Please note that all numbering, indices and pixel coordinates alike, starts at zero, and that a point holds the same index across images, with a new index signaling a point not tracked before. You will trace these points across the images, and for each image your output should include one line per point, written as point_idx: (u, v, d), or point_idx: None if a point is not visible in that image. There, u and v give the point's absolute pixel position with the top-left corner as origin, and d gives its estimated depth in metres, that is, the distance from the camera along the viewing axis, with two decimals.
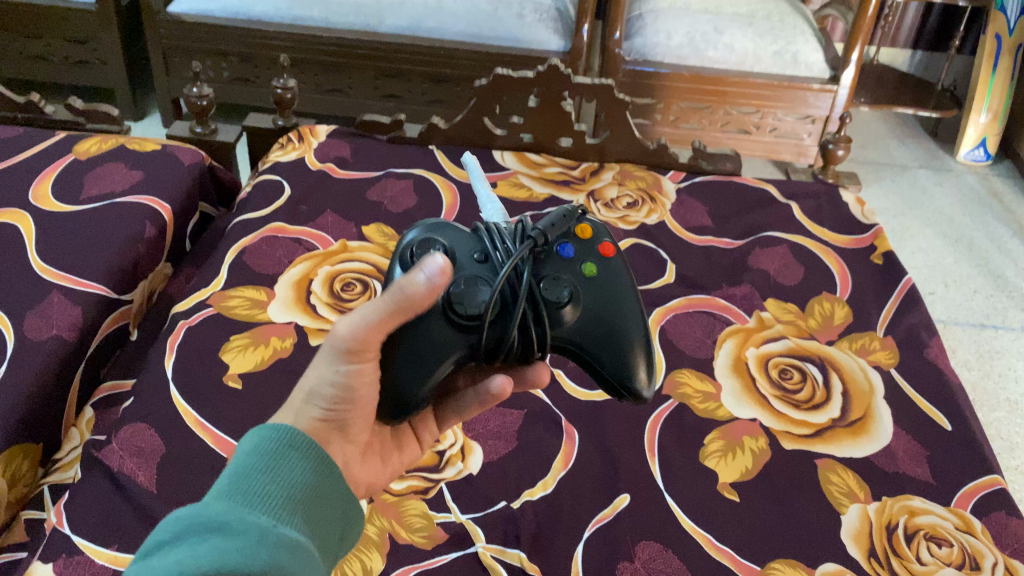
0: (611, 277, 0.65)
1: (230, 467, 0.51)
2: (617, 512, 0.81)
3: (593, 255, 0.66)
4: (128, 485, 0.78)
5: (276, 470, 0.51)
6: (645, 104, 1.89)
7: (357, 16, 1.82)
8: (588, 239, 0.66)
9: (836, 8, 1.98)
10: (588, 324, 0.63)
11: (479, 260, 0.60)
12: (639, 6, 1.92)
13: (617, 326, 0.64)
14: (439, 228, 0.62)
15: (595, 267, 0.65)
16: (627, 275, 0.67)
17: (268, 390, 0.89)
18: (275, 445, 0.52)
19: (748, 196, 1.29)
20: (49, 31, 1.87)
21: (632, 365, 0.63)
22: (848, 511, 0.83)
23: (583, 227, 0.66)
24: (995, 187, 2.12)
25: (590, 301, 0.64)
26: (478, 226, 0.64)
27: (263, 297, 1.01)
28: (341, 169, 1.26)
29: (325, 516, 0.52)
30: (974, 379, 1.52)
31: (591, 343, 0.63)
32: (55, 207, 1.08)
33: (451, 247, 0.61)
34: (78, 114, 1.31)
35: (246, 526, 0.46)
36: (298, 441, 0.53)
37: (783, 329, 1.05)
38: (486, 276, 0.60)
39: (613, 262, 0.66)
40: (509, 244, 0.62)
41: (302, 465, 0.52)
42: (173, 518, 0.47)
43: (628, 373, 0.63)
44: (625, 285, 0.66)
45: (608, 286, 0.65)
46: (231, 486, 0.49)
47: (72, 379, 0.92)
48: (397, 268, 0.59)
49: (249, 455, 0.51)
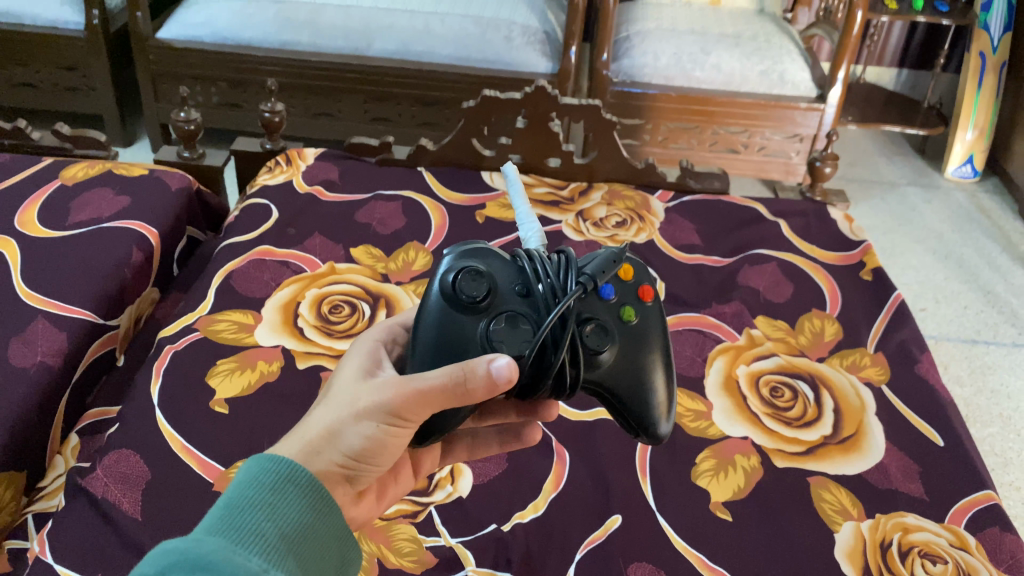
0: (645, 323, 0.62)
1: (225, 497, 0.49)
2: (609, 533, 0.80)
3: (631, 299, 0.62)
4: (112, 513, 0.76)
5: (273, 507, 0.49)
6: (633, 124, 1.90)
7: (346, 40, 1.83)
8: (629, 281, 0.62)
9: (821, 28, 2.00)
10: (618, 367, 0.61)
11: (521, 294, 0.57)
12: (626, 27, 1.93)
13: (645, 372, 0.62)
14: (483, 253, 0.59)
15: (633, 312, 0.61)
16: (660, 319, 0.64)
17: (255, 414, 0.88)
18: (273, 478, 0.51)
19: (737, 215, 1.29)
20: (38, 58, 1.87)
21: (654, 411, 0.62)
22: (841, 529, 0.82)
23: (626, 267, 0.62)
24: (983, 203, 2.13)
25: (622, 345, 0.61)
26: (521, 252, 0.60)
27: (251, 320, 1.00)
28: (330, 192, 1.25)
29: (319, 556, 0.51)
30: (967, 395, 1.52)
31: (619, 386, 0.61)
32: (41, 232, 1.08)
33: (494, 277, 0.57)
34: (65, 140, 1.31)
35: (238, 566, 0.45)
36: (298, 476, 0.52)
37: (773, 346, 1.04)
38: (528, 313, 0.56)
39: (649, 306, 0.63)
40: (554, 279, 0.58)
41: (299, 503, 0.51)
42: (162, 551, 0.45)
43: (650, 419, 0.62)
44: (658, 331, 0.63)
45: (640, 332, 0.62)
46: (225, 519, 0.47)
47: (56, 406, 0.91)
48: (440, 297, 0.57)
49: (247, 486, 0.50)
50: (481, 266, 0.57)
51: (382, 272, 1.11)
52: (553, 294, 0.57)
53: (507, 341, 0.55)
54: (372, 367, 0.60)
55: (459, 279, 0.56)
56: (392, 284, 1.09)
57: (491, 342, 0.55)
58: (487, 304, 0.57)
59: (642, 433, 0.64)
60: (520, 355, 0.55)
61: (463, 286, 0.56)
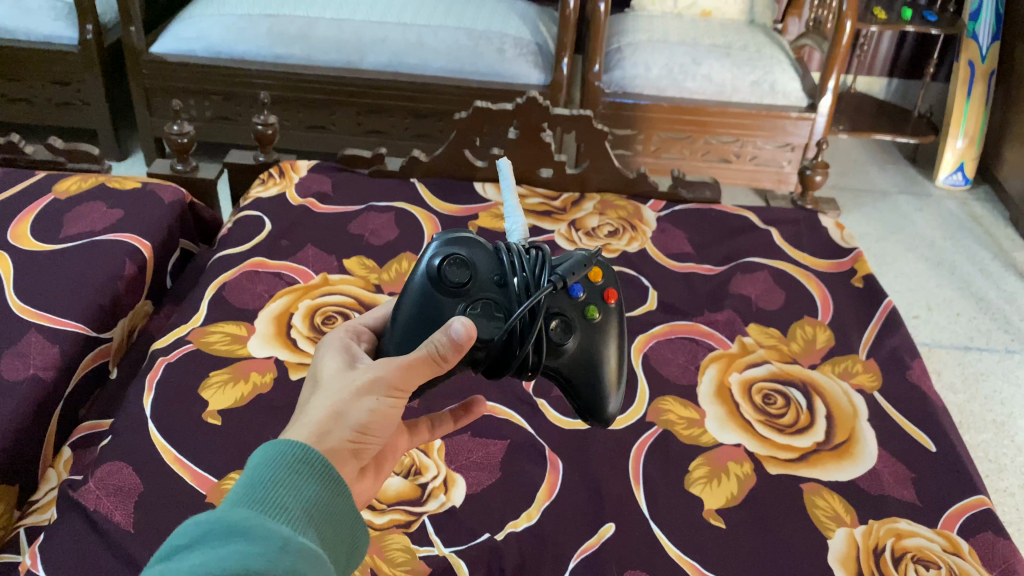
0: (609, 322, 0.65)
1: (245, 476, 0.48)
2: (602, 542, 0.80)
3: (599, 298, 0.64)
4: (105, 525, 0.76)
5: (294, 483, 0.48)
6: (625, 135, 1.91)
7: (340, 53, 1.84)
8: (597, 283, 0.64)
9: (811, 38, 2.02)
10: (578, 359, 0.64)
11: (498, 284, 0.60)
12: (618, 39, 1.94)
13: (602, 366, 0.65)
14: (470, 242, 0.61)
15: (598, 311, 0.64)
16: (621, 318, 0.67)
17: (248, 426, 0.88)
18: (290, 457, 0.49)
19: (728, 223, 1.30)
20: (31, 73, 1.88)
21: (604, 403, 0.66)
22: (834, 535, 0.82)
23: (597, 269, 0.64)
24: (975, 211, 2.14)
25: (585, 339, 0.64)
26: (504, 246, 0.62)
27: (244, 332, 1.00)
28: (323, 204, 1.26)
29: (333, 536, 0.49)
30: (961, 401, 1.53)
31: (575, 375, 0.65)
32: (34, 246, 1.08)
33: (476, 265, 0.60)
34: (58, 154, 1.32)
35: (267, 535, 0.44)
36: (314, 455, 0.50)
37: (765, 353, 1.05)
38: (502, 302, 0.59)
39: (613, 307, 0.65)
40: (528, 275, 0.60)
41: (318, 478, 0.49)
42: (190, 523, 0.44)
43: (599, 408, 0.66)
44: (619, 329, 0.66)
45: (604, 331, 0.65)
46: (248, 494, 0.46)
47: (49, 418, 0.91)
48: (425, 279, 0.61)
49: (266, 464, 0.48)
50: (465, 254, 0.60)
51: (375, 283, 1.11)
52: (527, 289, 0.59)
53: (478, 326, 0.58)
54: (351, 360, 0.59)
55: (444, 265, 0.60)
56: (385, 294, 1.09)
57: None
58: (468, 289, 0.59)
59: (592, 417, 0.68)
60: (490, 340, 0.58)
61: (448, 272, 0.60)
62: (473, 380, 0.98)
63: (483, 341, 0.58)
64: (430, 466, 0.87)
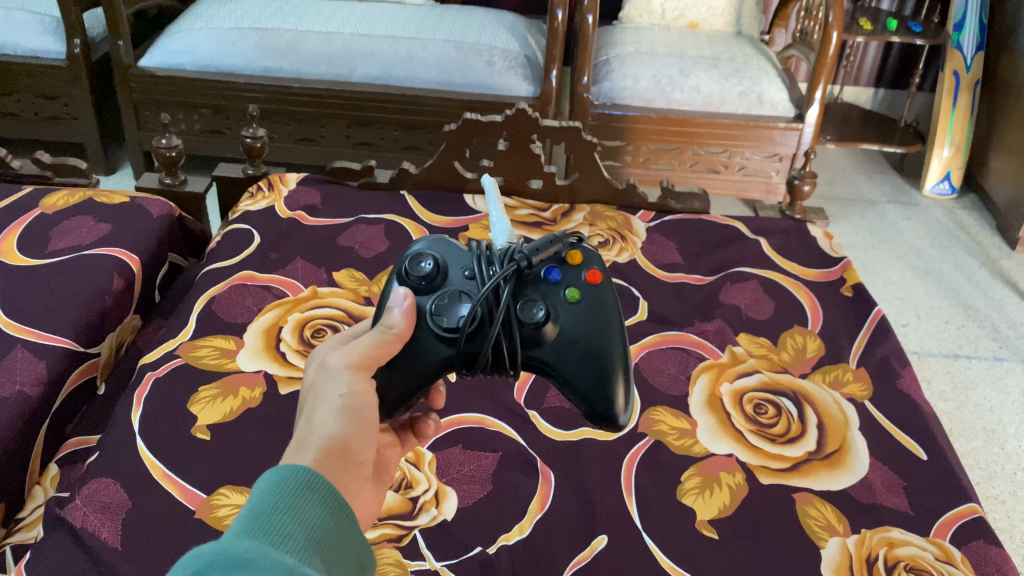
0: (597, 304, 0.64)
1: (247, 508, 0.46)
2: (595, 554, 0.80)
3: (581, 281, 0.65)
4: (92, 543, 0.75)
5: (297, 511, 0.47)
6: (614, 146, 1.91)
7: (329, 66, 1.84)
8: (577, 265, 0.66)
9: (798, 49, 2.03)
10: (566, 345, 0.63)
11: (468, 276, 0.62)
12: (606, 51, 1.96)
13: (595, 352, 0.63)
14: (445, 243, 0.64)
15: (580, 293, 0.64)
16: (614, 305, 0.66)
17: (237, 440, 0.87)
18: (294, 485, 0.48)
19: (718, 233, 1.31)
20: (19, 87, 1.87)
21: (607, 393, 0.62)
22: (827, 545, 0.82)
23: (574, 253, 0.66)
24: (962, 219, 2.15)
25: (568, 322, 0.63)
26: (478, 242, 0.65)
27: (232, 345, 1.00)
28: (312, 217, 1.25)
29: (341, 564, 0.47)
30: (951, 409, 1.53)
31: (568, 365, 0.62)
32: (22, 261, 1.07)
33: (444, 261, 0.63)
34: (46, 168, 1.31)
35: (271, 565, 0.42)
36: (317, 483, 0.49)
37: (756, 363, 1.05)
38: (471, 291, 0.61)
39: (601, 289, 0.65)
40: (496, 264, 0.62)
41: (321, 506, 0.48)
42: (192, 555, 0.42)
43: (603, 398, 0.62)
44: (611, 314, 0.65)
45: (591, 312, 0.64)
46: (252, 523, 0.45)
47: (36, 435, 0.90)
48: (394, 283, 0.63)
49: (270, 492, 0.47)
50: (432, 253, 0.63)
51: (365, 295, 1.11)
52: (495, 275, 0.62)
53: (446, 314, 0.60)
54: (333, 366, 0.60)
55: (408, 264, 0.62)
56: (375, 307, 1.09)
57: (432, 315, 0.60)
58: (438, 282, 0.62)
59: (601, 420, 0.63)
60: (458, 329, 0.60)
61: (412, 269, 0.62)
62: (463, 393, 0.98)
63: (451, 331, 0.60)
64: (420, 479, 0.86)
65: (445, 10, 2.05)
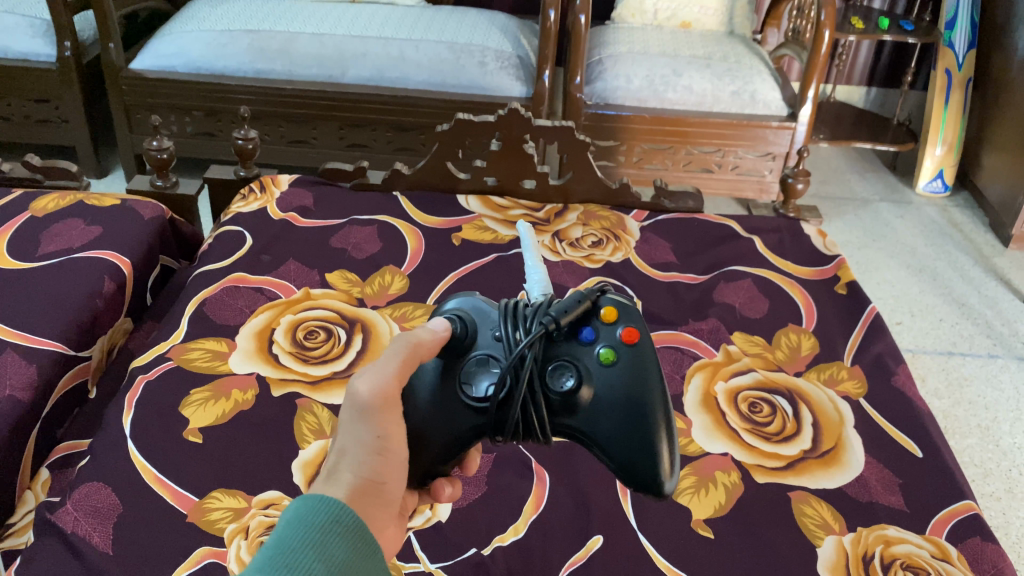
0: (633, 368, 0.59)
1: (271, 542, 0.43)
2: (591, 554, 0.80)
3: (616, 340, 0.60)
4: (82, 547, 0.75)
5: (320, 548, 0.43)
6: (607, 146, 1.91)
7: (320, 67, 1.84)
8: (612, 322, 0.60)
9: (791, 49, 2.03)
10: (602, 410, 0.59)
11: (498, 338, 0.59)
12: (598, 51, 1.96)
13: (635, 420, 0.58)
14: (476, 301, 0.62)
15: (616, 354, 0.59)
16: (653, 363, 0.60)
17: (230, 443, 0.87)
18: (320, 519, 0.45)
19: (711, 233, 1.30)
20: (10, 91, 1.86)
21: (648, 461, 0.58)
22: (823, 544, 0.81)
23: (609, 308, 0.60)
24: (954, 217, 2.16)
25: (603, 387, 0.59)
26: (509, 300, 0.62)
27: (224, 348, 0.99)
28: (304, 219, 1.25)
29: None
30: (946, 407, 1.53)
31: (605, 433, 0.59)
32: (11, 264, 1.06)
33: (473, 323, 0.60)
34: (36, 171, 1.30)
35: None
36: (345, 515, 0.46)
37: (750, 362, 1.04)
38: (499, 356, 0.59)
39: (639, 348, 0.60)
40: (527, 324, 0.59)
41: (345, 543, 0.45)
42: None
43: (645, 468, 0.58)
44: (649, 375, 0.59)
45: (628, 375, 0.59)
46: (273, 561, 0.42)
47: (26, 439, 0.89)
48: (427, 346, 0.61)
49: (293, 526, 0.44)
50: (463, 314, 0.61)
51: (357, 296, 1.11)
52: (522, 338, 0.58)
53: (476, 383, 0.59)
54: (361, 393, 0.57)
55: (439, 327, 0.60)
56: (368, 308, 1.08)
57: (462, 384, 0.59)
58: (465, 345, 0.60)
59: (644, 488, 0.59)
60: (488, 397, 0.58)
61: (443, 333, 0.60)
62: None
63: (481, 399, 0.59)
64: None
65: (438, 10, 2.05)
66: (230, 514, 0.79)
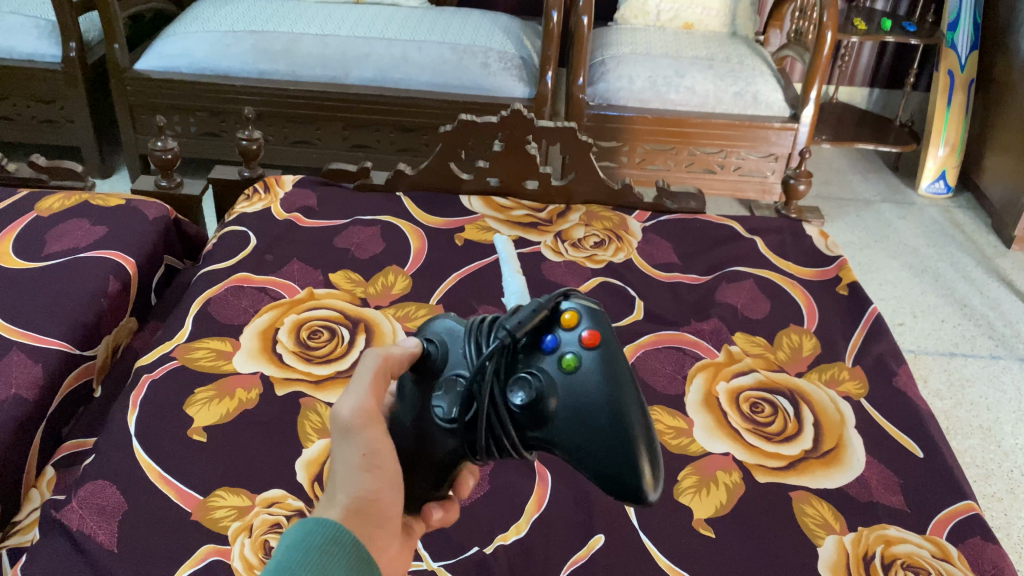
0: (598, 374, 0.54)
1: (273, 563, 0.45)
2: (592, 554, 0.80)
3: (579, 346, 0.54)
4: (87, 545, 0.75)
5: (323, 568, 0.45)
6: (610, 146, 1.91)
7: (324, 68, 1.85)
8: (575, 327, 0.55)
9: (794, 50, 2.03)
10: (567, 421, 0.54)
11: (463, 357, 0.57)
12: (601, 52, 1.96)
13: (604, 428, 0.53)
14: (450, 322, 0.61)
15: (576, 359, 0.54)
16: (620, 365, 0.55)
17: (234, 442, 0.87)
18: (321, 539, 0.47)
19: (713, 233, 1.31)
20: (14, 91, 1.87)
21: (622, 469, 0.53)
22: (824, 544, 0.82)
23: (570, 313, 0.55)
24: (957, 218, 2.16)
25: (568, 398, 0.54)
26: (479, 316, 0.59)
27: (228, 347, 1.00)
28: (308, 219, 1.25)
29: None
30: (947, 408, 1.53)
31: (577, 448, 0.54)
32: (17, 263, 1.07)
33: (443, 346, 0.58)
34: (41, 172, 1.31)
35: None
36: (345, 536, 0.48)
37: (752, 362, 1.05)
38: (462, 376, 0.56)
39: (605, 351, 0.55)
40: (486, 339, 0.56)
41: (346, 564, 0.46)
42: None
43: (620, 476, 0.53)
44: (615, 378, 0.54)
45: (593, 382, 0.54)
46: None
47: (31, 438, 0.90)
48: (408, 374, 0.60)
49: (294, 547, 0.45)
50: (435, 338, 0.59)
51: (361, 296, 1.11)
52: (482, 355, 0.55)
53: (443, 407, 0.56)
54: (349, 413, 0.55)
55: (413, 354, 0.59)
56: (371, 308, 1.09)
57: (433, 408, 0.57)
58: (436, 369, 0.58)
59: (626, 498, 0.54)
60: (456, 419, 0.56)
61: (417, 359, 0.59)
62: None
63: (449, 421, 0.56)
64: None
65: (441, 12, 2.06)
66: (234, 512, 0.80)
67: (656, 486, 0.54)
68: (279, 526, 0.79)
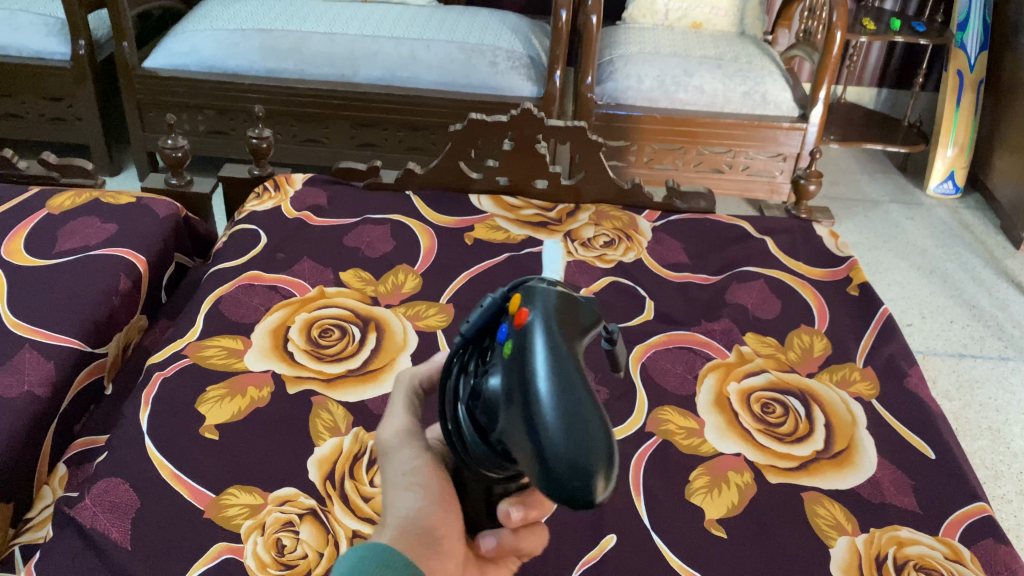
0: (524, 352, 0.47)
1: None
2: (604, 554, 0.80)
3: (514, 329, 0.49)
4: (101, 542, 0.76)
5: None
6: (618, 146, 1.91)
7: (332, 67, 1.85)
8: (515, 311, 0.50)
9: (802, 50, 2.03)
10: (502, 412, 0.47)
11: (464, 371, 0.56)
12: (610, 51, 1.96)
13: (528, 417, 0.45)
14: None
15: (510, 343, 0.48)
16: (564, 344, 0.47)
17: (246, 441, 0.87)
18: (373, 565, 0.48)
19: (723, 233, 1.31)
20: (23, 89, 1.87)
21: (546, 460, 0.44)
22: (836, 545, 0.82)
23: (516, 298, 0.51)
24: (965, 219, 2.15)
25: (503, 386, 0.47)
26: None
27: (240, 346, 1.00)
28: (318, 218, 1.26)
29: None
30: (956, 409, 1.53)
31: (517, 442, 0.46)
32: (28, 261, 1.07)
33: None
34: (52, 169, 1.31)
35: None
36: (395, 559, 0.49)
37: (763, 362, 1.05)
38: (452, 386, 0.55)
39: (535, 329, 0.47)
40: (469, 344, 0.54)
41: None
42: None
43: (550, 472, 0.43)
44: (545, 356, 0.46)
45: (518, 362, 0.47)
46: None
47: (44, 436, 0.90)
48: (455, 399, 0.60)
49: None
50: None
51: (371, 295, 1.11)
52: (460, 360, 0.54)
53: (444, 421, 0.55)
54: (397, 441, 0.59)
55: None
56: (382, 306, 1.09)
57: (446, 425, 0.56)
58: None
59: (567, 500, 0.43)
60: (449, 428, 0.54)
61: None
62: None
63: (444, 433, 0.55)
64: None
65: (449, 10, 2.05)
66: (247, 510, 0.80)
67: (595, 488, 0.42)
68: (292, 525, 0.79)
